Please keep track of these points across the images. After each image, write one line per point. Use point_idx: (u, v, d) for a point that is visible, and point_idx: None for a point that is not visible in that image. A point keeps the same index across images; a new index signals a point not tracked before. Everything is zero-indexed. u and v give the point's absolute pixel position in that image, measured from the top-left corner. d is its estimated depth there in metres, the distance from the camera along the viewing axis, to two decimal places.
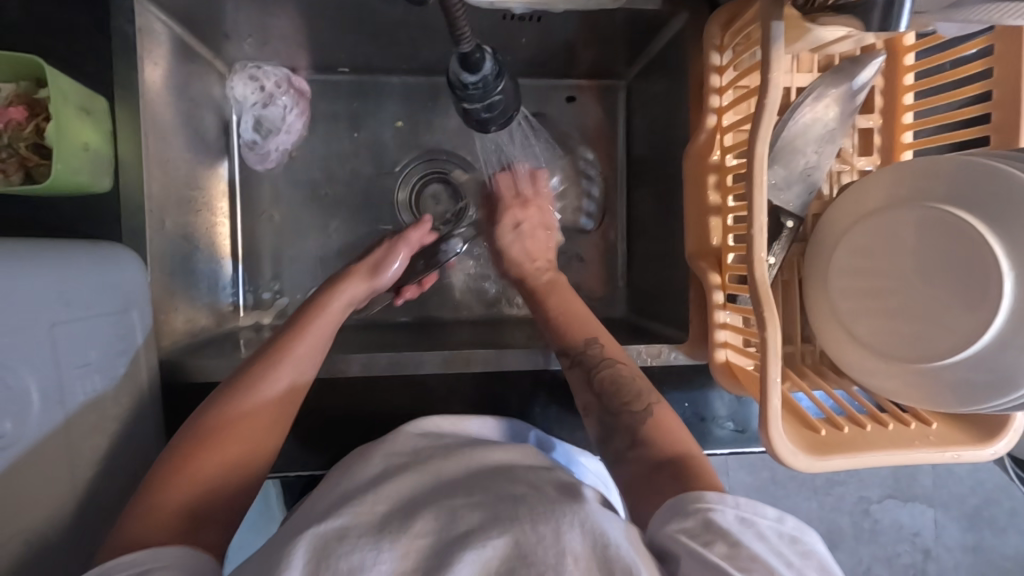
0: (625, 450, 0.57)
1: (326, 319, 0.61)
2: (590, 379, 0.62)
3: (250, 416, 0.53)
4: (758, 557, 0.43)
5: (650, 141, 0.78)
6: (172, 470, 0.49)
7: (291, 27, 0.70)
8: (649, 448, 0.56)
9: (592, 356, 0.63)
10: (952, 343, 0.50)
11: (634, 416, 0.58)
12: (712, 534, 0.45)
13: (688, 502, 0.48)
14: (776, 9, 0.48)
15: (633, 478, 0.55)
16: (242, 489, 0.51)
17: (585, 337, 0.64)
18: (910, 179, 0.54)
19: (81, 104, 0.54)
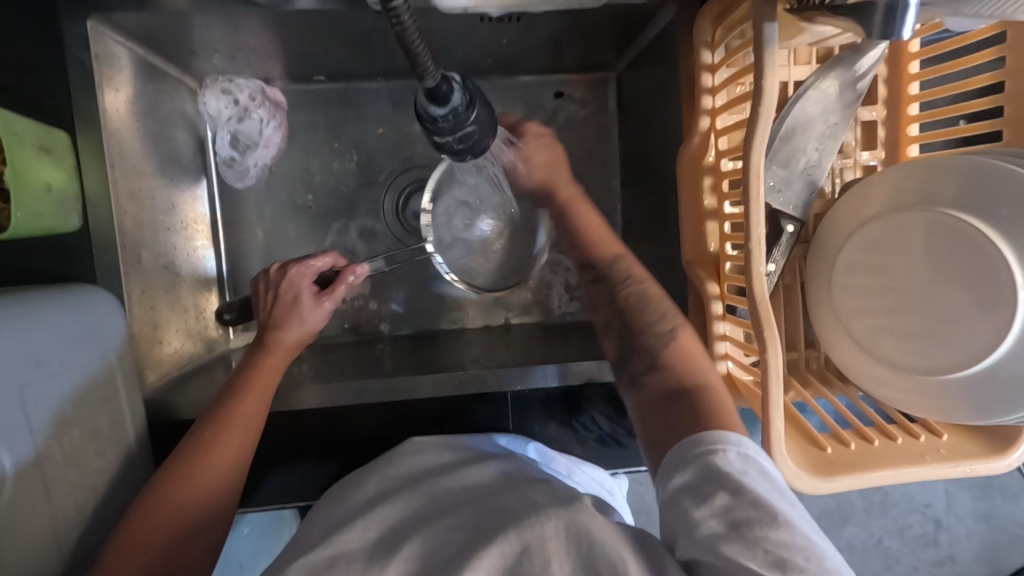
0: (641, 374, 0.56)
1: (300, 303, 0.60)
2: (614, 296, 0.62)
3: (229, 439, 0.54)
4: (762, 499, 0.40)
5: (642, 136, 0.74)
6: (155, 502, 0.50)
7: (260, 42, 0.66)
8: (665, 372, 0.54)
9: (618, 273, 0.64)
10: (964, 354, 0.48)
11: (653, 337, 0.57)
12: (711, 482, 0.42)
13: (692, 447, 0.45)
14: (769, 8, 0.44)
15: (650, 403, 0.53)
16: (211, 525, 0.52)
17: (616, 252, 0.65)
18: (918, 179, 0.51)
19: (39, 144, 0.51)
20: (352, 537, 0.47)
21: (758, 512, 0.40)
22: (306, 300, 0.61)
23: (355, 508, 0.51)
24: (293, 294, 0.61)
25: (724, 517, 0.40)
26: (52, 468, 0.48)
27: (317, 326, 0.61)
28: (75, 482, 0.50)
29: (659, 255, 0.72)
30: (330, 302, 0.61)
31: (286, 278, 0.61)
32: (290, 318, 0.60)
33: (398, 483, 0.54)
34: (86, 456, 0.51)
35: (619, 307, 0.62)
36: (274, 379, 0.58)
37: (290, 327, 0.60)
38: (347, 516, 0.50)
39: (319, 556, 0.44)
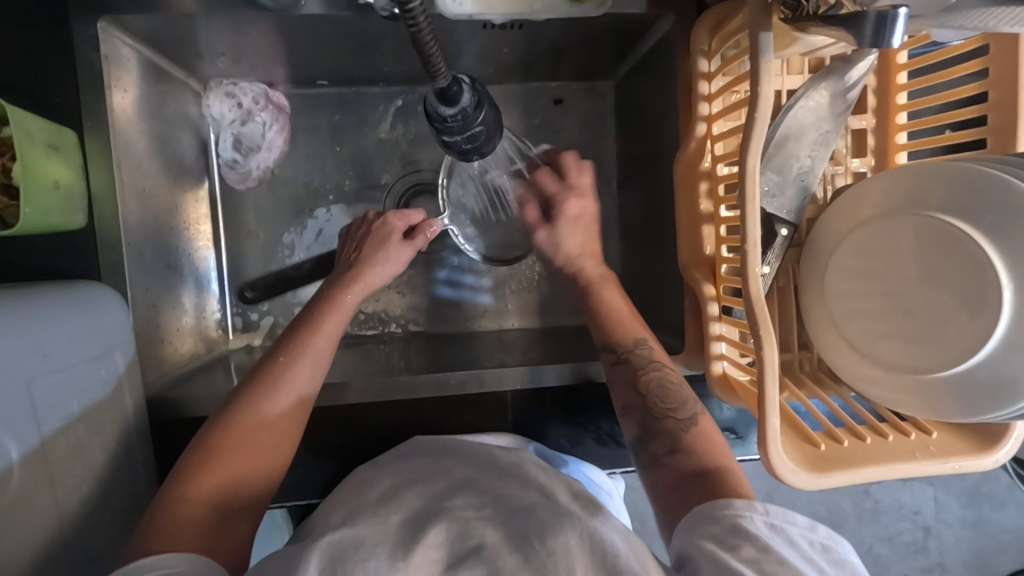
0: (662, 455, 0.56)
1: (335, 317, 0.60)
2: (635, 380, 0.60)
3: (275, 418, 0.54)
4: (790, 561, 0.43)
5: (640, 143, 0.76)
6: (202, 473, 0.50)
7: (266, 46, 0.67)
8: (690, 457, 0.54)
9: (641, 358, 0.61)
10: (954, 353, 0.49)
11: (679, 425, 0.56)
12: (739, 535, 0.44)
13: (719, 508, 0.47)
14: (764, 17, 0.46)
15: (666, 482, 0.54)
16: (257, 492, 0.52)
17: (637, 336, 0.62)
18: (906, 184, 0.53)
19: (48, 142, 0.52)
20: (378, 525, 0.46)
21: (785, 569, 0.42)
22: (394, 241, 0.66)
23: (371, 504, 0.50)
24: (387, 233, 0.66)
25: (751, 564, 0.42)
26: (55, 463, 0.48)
27: (389, 275, 0.66)
28: (77, 478, 0.50)
29: (656, 259, 0.73)
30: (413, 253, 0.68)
31: (381, 219, 0.68)
32: (376, 257, 0.65)
33: (410, 477, 0.54)
34: (89, 452, 0.51)
35: (640, 390, 0.59)
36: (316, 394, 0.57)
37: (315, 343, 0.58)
38: (366, 508, 0.49)
39: (331, 542, 0.44)
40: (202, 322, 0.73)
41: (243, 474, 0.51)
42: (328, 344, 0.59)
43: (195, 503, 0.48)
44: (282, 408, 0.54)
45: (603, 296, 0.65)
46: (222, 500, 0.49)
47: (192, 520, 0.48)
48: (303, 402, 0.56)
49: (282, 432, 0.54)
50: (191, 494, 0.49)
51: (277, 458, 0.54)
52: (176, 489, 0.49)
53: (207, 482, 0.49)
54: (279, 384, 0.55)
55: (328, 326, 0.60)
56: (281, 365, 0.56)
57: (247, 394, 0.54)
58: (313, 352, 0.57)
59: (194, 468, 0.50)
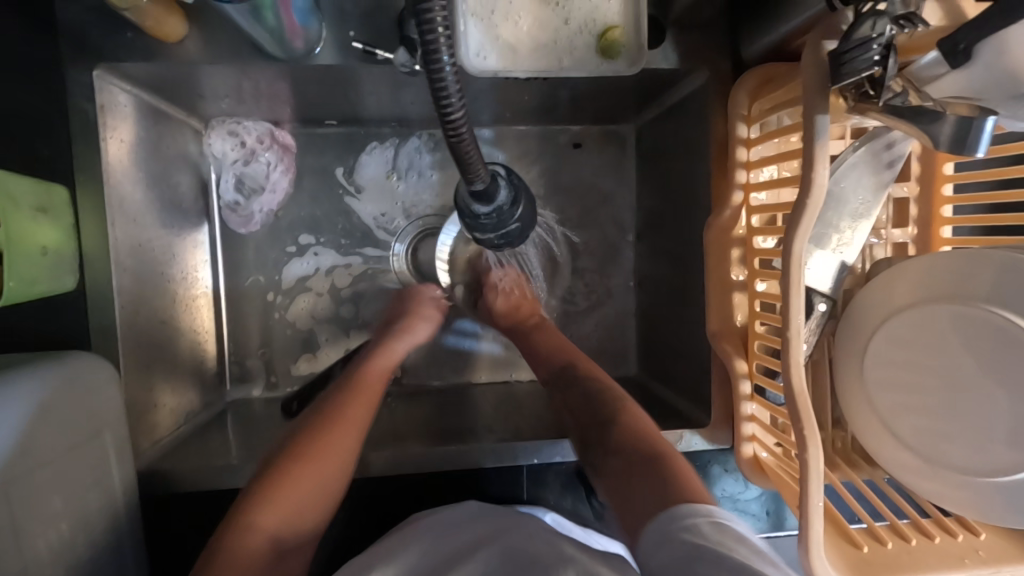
0: (598, 461, 0.56)
1: (386, 355, 0.66)
2: (562, 399, 0.63)
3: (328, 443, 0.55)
4: (739, 563, 0.40)
5: (663, 195, 0.73)
6: (261, 505, 0.49)
7: (271, 87, 0.63)
8: (623, 453, 0.54)
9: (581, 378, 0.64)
10: (1012, 456, 0.46)
11: (604, 428, 0.58)
12: (690, 556, 0.41)
13: (674, 521, 0.45)
14: (823, 100, 0.42)
15: (612, 486, 0.53)
16: (293, 552, 0.50)
17: (567, 360, 0.67)
18: (947, 269, 0.50)
19: (36, 204, 0.48)
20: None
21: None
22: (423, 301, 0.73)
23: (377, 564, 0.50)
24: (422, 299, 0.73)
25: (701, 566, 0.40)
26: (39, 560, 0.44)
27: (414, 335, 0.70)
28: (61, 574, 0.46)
29: (679, 319, 0.70)
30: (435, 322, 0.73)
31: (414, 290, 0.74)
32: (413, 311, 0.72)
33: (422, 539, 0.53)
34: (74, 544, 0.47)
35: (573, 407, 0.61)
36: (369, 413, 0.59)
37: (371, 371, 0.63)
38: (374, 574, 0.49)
39: None
40: (201, 375, 0.70)
41: (281, 532, 0.49)
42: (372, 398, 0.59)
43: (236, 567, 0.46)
44: (326, 458, 0.53)
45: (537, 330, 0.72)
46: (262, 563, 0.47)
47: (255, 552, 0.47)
48: (348, 452, 0.54)
49: (323, 484, 0.52)
50: (254, 525, 0.48)
51: (313, 517, 0.51)
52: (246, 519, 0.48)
53: (248, 542, 0.47)
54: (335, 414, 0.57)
55: (372, 381, 0.61)
56: (329, 416, 0.56)
57: (291, 448, 0.53)
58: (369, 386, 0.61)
59: (236, 526, 0.48)
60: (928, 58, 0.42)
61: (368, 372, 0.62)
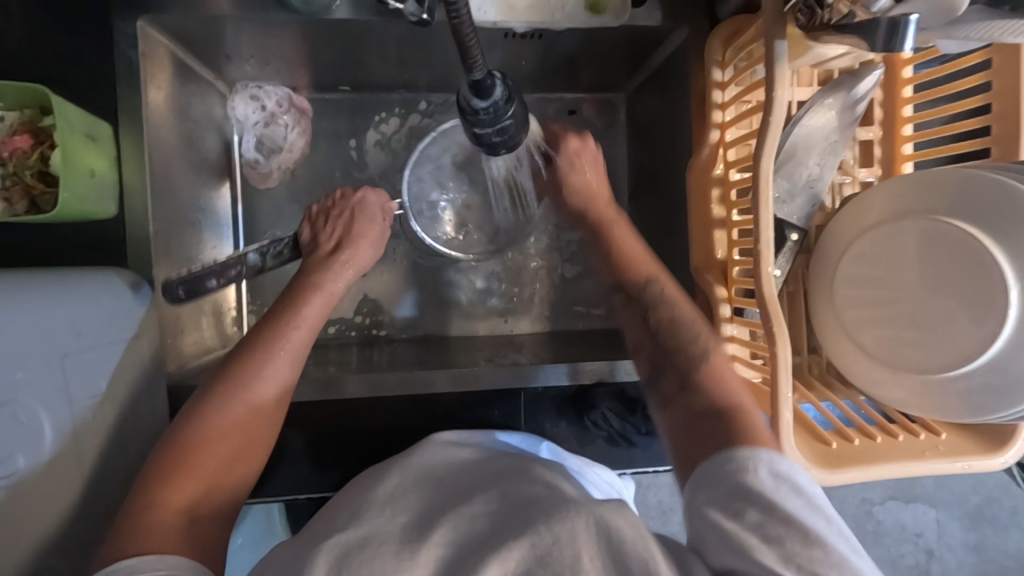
0: (672, 394, 0.55)
1: (319, 298, 0.62)
2: (646, 317, 0.61)
3: (248, 404, 0.53)
4: (797, 519, 0.41)
5: (651, 152, 0.78)
6: (170, 475, 0.48)
7: (290, 48, 0.69)
8: (699, 394, 0.53)
9: (651, 296, 0.62)
10: (963, 353, 0.50)
11: (686, 361, 0.56)
12: (742, 498, 0.43)
13: (724, 463, 0.45)
14: (780, 26, 0.48)
15: (678, 419, 0.53)
16: (233, 489, 0.51)
17: (649, 274, 0.64)
18: (908, 195, 0.55)
19: (87, 131, 0.54)
20: (385, 524, 0.46)
21: (788, 530, 0.41)
22: (369, 219, 0.69)
23: (379, 500, 0.49)
24: (366, 212, 0.69)
25: (757, 531, 0.41)
26: None
27: (368, 258, 0.68)
28: None
29: (666, 264, 0.75)
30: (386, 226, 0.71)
31: (358, 194, 0.70)
32: (359, 230, 0.68)
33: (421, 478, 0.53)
34: None
35: (651, 326, 0.60)
36: (295, 360, 0.57)
37: (306, 311, 0.60)
38: (373, 505, 0.49)
39: (352, 535, 0.44)
40: (220, 316, 0.75)
41: (219, 476, 0.50)
42: (306, 337, 0.59)
43: (170, 506, 0.47)
44: (261, 408, 0.54)
45: (614, 227, 0.70)
46: (196, 504, 0.48)
47: (164, 523, 0.46)
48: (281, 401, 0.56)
49: (256, 430, 0.53)
50: (161, 502, 0.47)
51: (229, 484, 0.51)
52: (151, 496, 0.47)
53: (184, 484, 0.48)
54: (257, 373, 0.54)
55: (307, 319, 0.60)
56: (257, 356, 0.55)
57: (224, 391, 0.53)
58: (292, 342, 0.58)
59: (168, 467, 0.48)
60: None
61: (296, 322, 0.59)
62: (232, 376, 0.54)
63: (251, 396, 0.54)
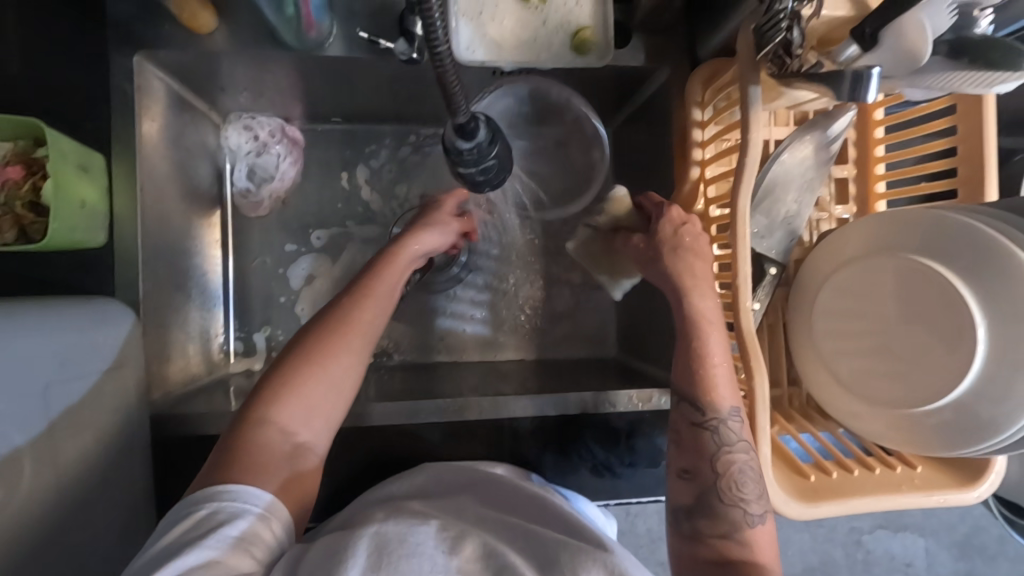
0: (711, 535, 0.51)
1: (405, 261, 0.63)
2: (719, 455, 0.52)
3: (344, 346, 0.54)
4: None
5: (636, 185, 0.80)
6: (270, 408, 0.50)
7: (284, 81, 0.70)
8: (741, 548, 0.50)
9: (731, 432, 0.52)
10: (936, 388, 0.52)
11: (735, 505, 0.51)
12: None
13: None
14: (753, 73, 0.50)
15: (704, 563, 0.50)
16: (330, 422, 0.53)
17: (732, 405, 0.53)
18: (882, 231, 0.57)
19: (80, 163, 0.55)
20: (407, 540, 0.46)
21: None
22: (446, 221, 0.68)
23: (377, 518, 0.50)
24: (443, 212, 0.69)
25: None
26: None
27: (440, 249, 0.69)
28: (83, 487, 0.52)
29: (650, 295, 0.76)
30: (455, 233, 0.70)
31: (441, 198, 0.71)
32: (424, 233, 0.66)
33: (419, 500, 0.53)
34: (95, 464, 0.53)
35: (718, 462, 0.52)
36: (383, 305, 0.58)
37: (393, 268, 0.61)
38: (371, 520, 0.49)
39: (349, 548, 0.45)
40: (207, 343, 0.75)
41: (314, 411, 0.52)
42: (390, 291, 0.59)
43: (272, 435, 0.49)
44: (348, 352, 0.54)
45: (710, 345, 0.54)
46: (295, 430, 0.51)
47: (266, 452, 0.49)
48: (363, 348, 0.56)
49: (352, 372, 0.54)
50: (262, 431, 0.49)
51: (324, 422, 0.52)
52: (252, 425, 0.50)
53: (285, 412, 0.51)
54: (350, 318, 0.56)
55: (394, 270, 0.61)
56: (348, 309, 0.56)
57: (321, 333, 0.54)
58: (379, 294, 0.58)
59: (271, 395, 0.51)
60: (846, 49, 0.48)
61: (383, 276, 0.60)
62: (330, 318, 0.56)
63: (346, 337, 0.55)
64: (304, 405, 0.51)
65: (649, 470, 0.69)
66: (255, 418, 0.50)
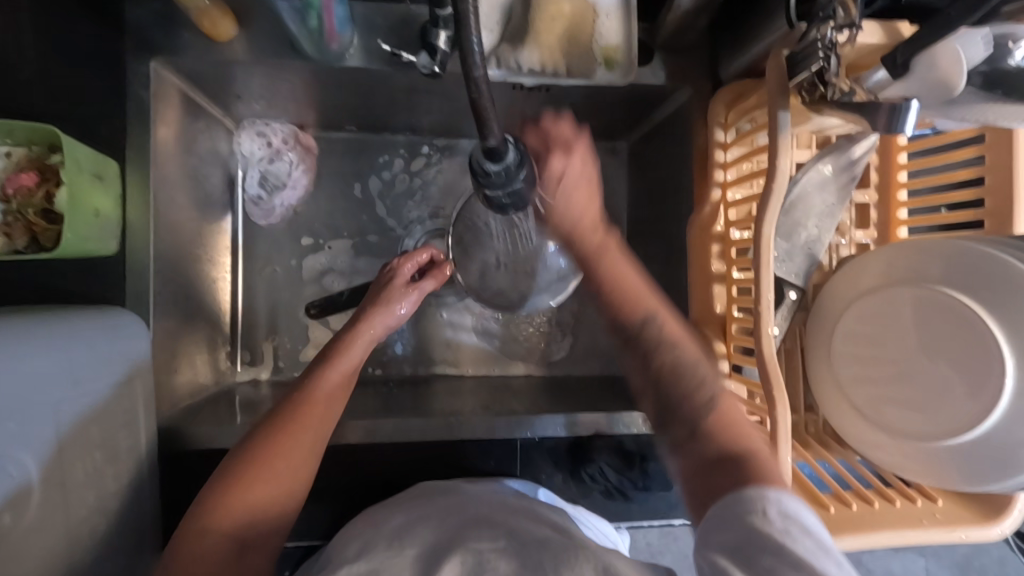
0: (683, 440, 0.52)
1: (360, 342, 0.63)
2: (647, 368, 0.56)
3: (290, 436, 0.53)
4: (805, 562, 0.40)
5: (651, 203, 0.80)
6: (216, 505, 0.49)
7: (300, 90, 0.69)
8: (711, 441, 0.50)
9: (651, 337, 0.56)
10: (960, 423, 0.51)
11: (698, 407, 0.52)
12: (754, 544, 0.41)
13: (736, 505, 0.44)
14: (782, 98, 0.49)
15: (695, 482, 0.49)
16: (276, 520, 0.52)
17: (643, 315, 0.57)
18: (906, 259, 0.56)
19: (95, 171, 0.54)
20: (394, 558, 0.47)
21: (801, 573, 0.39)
22: (399, 285, 0.68)
23: (386, 535, 0.50)
24: (398, 278, 0.69)
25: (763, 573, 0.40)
26: (73, 489, 0.49)
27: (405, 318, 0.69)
28: (90, 504, 0.51)
29: None
30: (415, 301, 0.69)
31: (395, 262, 0.71)
32: (381, 303, 0.66)
33: (427, 518, 0.53)
34: (103, 480, 0.52)
35: (648, 376, 0.56)
36: (336, 394, 0.57)
37: (349, 352, 0.61)
38: (379, 542, 0.49)
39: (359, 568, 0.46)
40: (214, 354, 0.74)
41: (263, 504, 0.51)
42: (342, 379, 0.59)
43: (217, 535, 0.48)
44: (299, 441, 0.53)
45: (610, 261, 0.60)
46: (244, 529, 0.49)
47: (211, 553, 0.47)
48: (320, 436, 0.55)
49: (300, 462, 0.53)
50: (208, 530, 0.48)
51: (271, 518, 0.51)
52: (197, 523, 0.48)
53: (231, 509, 0.49)
54: (301, 406, 0.56)
55: (347, 355, 0.61)
56: (297, 398, 0.56)
57: (269, 426, 0.54)
58: (331, 384, 0.58)
59: (216, 497, 0.50)
60: (876, 74, 0.49)
61: (334, 366, 0.59)
62: (283, 410, 0.55)
63: (293, 428, 0.53)
64: (253, 499, 0.50)
65: (661, 493, 0.68)
66: (197, 516, 0.49)
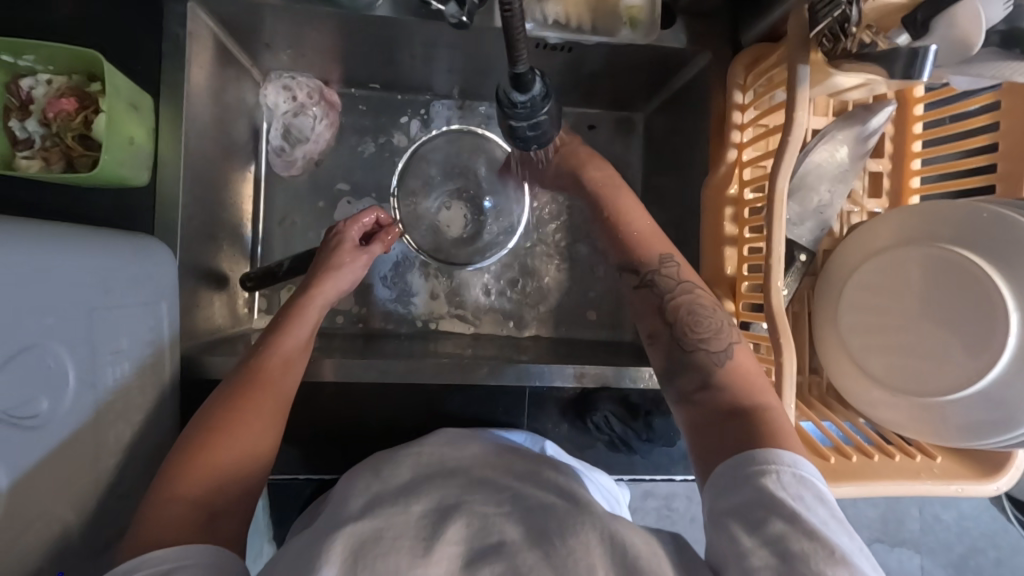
0: (692, 392, 0.53)
1: (312, 311, 0.62)
2: (662, 306, 0.58)
3: (252, 399, 0.53)
4: (816, 530, 0.40)
5: (667, 170, 0.81)
6: (180, 471, 0.48)
7: (326, 41, 0.71)
8: (722, 392, 0.51)
9: (668, 279, 0.59)
10: (960, 379, 0.52)
11: (710, 357, 0.53)
12: (763, 507, 0.42)
13: (748, 464, 0.45)
14: (803, 52, 0.51)
15: (699, 419, 0.51)
16: (250, 480, 0.51)
17: (660, 254, 0.61)
18: (916, 223, 0.57)
19: (131, 101, 0.56)
20: (400, 515, 0.46)
21: (813, 543, 0.39)
22: (348, 248, 0.67)
23: (394, 492, 0.50)
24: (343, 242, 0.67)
25: (777, 541, 0.40)
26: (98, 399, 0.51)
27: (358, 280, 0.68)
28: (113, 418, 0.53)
29: None
30: (366, 263, 0.68)
31: (338, 228, 0.68)
32: (332, 265, 0.65)
33: (434, 471, 0.53)
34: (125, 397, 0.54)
35: (670, 316, 0.57)
36: (297, 361, 0.58)
37: (305, 315, 0.61)
38: (389, 497, 0.49)
39: (366, 526, 0.45)
40: (233, 297, 0.76)
41: (233, 470, 0.49)
42: (302, 339, 0.59)
43: (185, 501, 0.46)
44: (263, 404, 0.53)
45: (647, 254, 0.61)
46: (210, 496, 0.47)
47: (181, 517, 0.45)
48: (281, 400, 0.55)
49: (262, 423, 0.53)
50: (174, 497, 0.46)
51: (245, 476, 0.50)
52: (161, 491, 0.46)
53: (195, 474, 0.48)
54: (265, 369, 0.55)
55: (304, 320, 0.61)
56: (259, 360, 0.56)
57: (232, 390, 0.53)
58: (291, 347, 0.58)
59: (177, 466, 0.48)
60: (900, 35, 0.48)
61: (287, 331, 0.59)
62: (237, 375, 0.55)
63: (256, 391, 0.54)
64: (225, 460, 0.49)
65: (663, 448, 0.70)
66: (160, 485, 0.47)
